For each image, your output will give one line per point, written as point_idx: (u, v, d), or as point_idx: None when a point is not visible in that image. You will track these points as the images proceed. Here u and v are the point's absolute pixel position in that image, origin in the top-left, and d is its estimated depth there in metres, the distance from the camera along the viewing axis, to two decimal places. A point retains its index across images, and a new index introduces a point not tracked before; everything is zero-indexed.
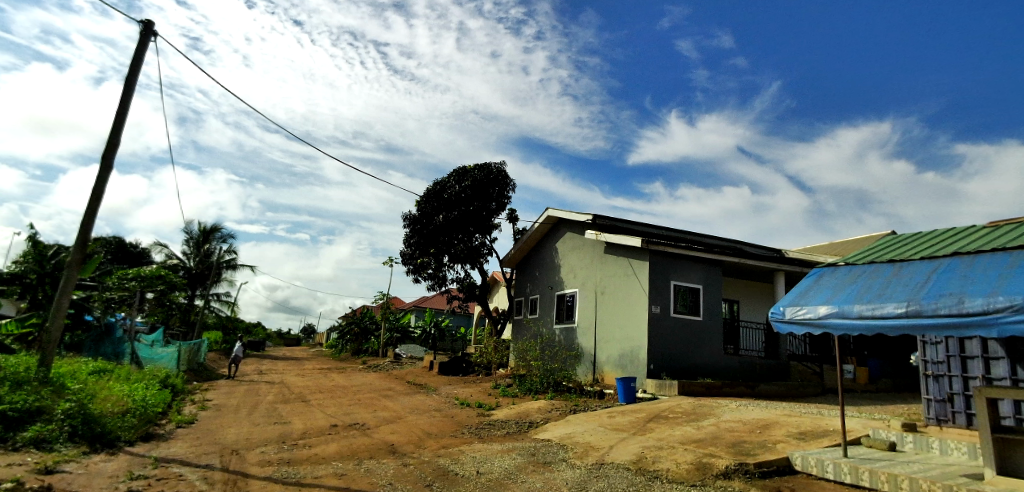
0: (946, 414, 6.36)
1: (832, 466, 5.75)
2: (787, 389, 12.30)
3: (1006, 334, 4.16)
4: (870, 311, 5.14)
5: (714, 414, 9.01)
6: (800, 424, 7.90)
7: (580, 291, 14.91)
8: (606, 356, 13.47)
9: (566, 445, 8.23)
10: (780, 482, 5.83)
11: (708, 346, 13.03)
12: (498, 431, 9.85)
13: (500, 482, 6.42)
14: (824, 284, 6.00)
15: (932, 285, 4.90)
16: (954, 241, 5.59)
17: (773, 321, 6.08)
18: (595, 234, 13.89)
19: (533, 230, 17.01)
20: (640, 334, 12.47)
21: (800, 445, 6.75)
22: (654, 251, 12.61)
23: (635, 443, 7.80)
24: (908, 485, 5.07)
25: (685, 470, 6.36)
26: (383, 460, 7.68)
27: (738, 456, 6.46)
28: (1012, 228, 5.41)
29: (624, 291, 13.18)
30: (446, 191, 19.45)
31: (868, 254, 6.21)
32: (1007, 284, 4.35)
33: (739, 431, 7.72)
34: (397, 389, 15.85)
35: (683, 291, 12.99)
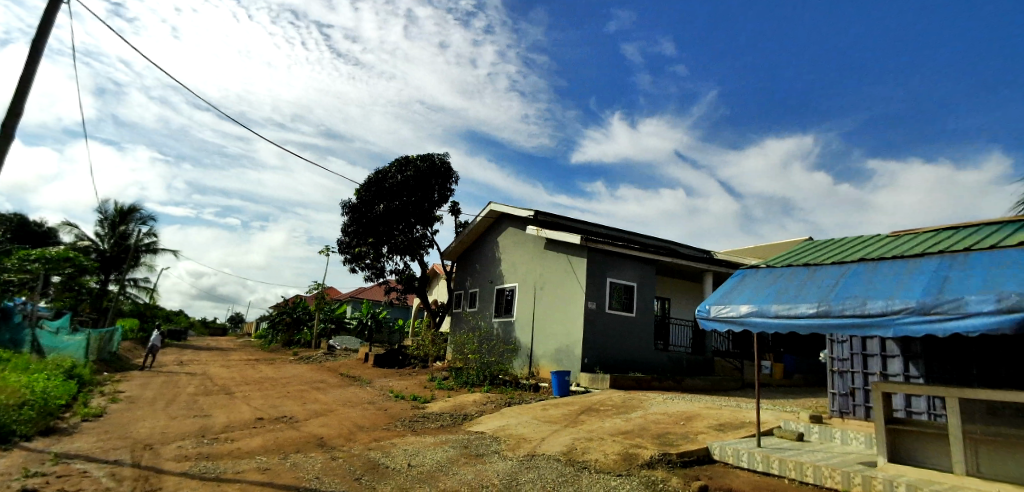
0: (848, 407, 6.91)
1: (746, 455, 6.13)
2: (710, 383, 12.98)
3: (900, 334, 4.58)
4: (785, 310, 5.51)
5: (642, 407, 9.37)
6: (720, 416, 8.37)
7: (519, 286, 15.04)
8: (542, 350, 13.69)
9: (499, 437, 8.31)
10: (699, 471, 6.15)
11: (640, 342, 13.52)
12: (432, 424, 9.80)
13: (431, 475, 6.40)
14: (746, 284, 6.36)
15: (840, 287, 5.32)
16: (861, 249, 6.08)
17: (699, 319, 6.38)
18: (536, 230, 14.04)
19: (475, 224, 16.96)
20: (576, 330, 12.76)
21: (719, 436, 7.15)
22: (592, 248, 12.90)
23: (566, 434, 8.00)
24: (812, 473, 5.49)
25: (612, 460, 6.58)
26: (310, 454, 7.46)
27: (662, 447, 6.76)
28: (911, 238, 5.94)
29: (562, 287, 13.42)
30: (388, 180, 19.06)
31: (787, 258, 6.63)
32: (903, 289, 4.78)
33: (664, 422, 8.08)
34: (329, 381, 15.43)
35: (619, 288, 13.40)
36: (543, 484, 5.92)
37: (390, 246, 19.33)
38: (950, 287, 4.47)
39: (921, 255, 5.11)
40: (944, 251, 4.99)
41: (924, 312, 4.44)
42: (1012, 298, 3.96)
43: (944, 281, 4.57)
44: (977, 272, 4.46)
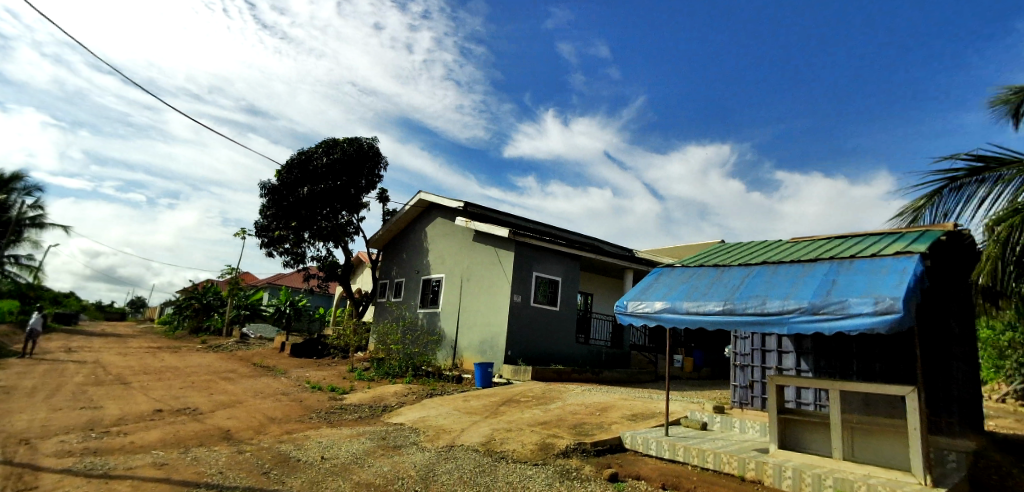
0: (748, 398, 7.43)
1: (655, 444, 6.47)
2: (626, 376, 13.55)
3: (794, 331, 5.00)
4: (695, 307, 5.84)
5: (561, 398, 9.63)
6: (633, 407, 8.76)
7: (446, 277, 14.93)
8: (466, 342, 13.69)
9: (418, 429, 8.25)
10: (611, 459, 6.41)
11: (562, 335, 13.87)
12: (349, 415, 9.55)
13: (345, 467, 6.24)
14: (662, 282, 6.68)
15: (744, 287, 5.71)
16: (764, 253, 6.56)
17: (617, 313, 6.63)
18: (465, 221, 13.98)
19: (403, 212, 16.62)
20: (501, 322, 12.86)
21: (631, 426, 7.48)
22: (519, 242, 13.03)
23: (486, 425, 8.07)
24: (712, 459, 5.88)
25: (530, 450, 6.72)
26: (214, 447, 7.04)
27: (577, 436, 6.99)
28: (807, 244, 6.48)
29: (489, 279, 13.47)
30: (312, 162, 18.23)
31: (700, 258, 7.02)
32: (798, 290, 5.22)
33: (581, 413, 8.35)
34: (240, 371, 14.61)
35: (544, 282, 13.65)
36: (459, 474, 5.94)
37: (313, 231, 18.63)
38: (837, 289, 4.93)
39: (815, 260, 5.58)
40: (834, 257, 5.48)
41: (815, 311, 4.87)
42: (887, 300, 4.43)
43: (832, 284, 5.04)
44: (860, 277, 4.94)
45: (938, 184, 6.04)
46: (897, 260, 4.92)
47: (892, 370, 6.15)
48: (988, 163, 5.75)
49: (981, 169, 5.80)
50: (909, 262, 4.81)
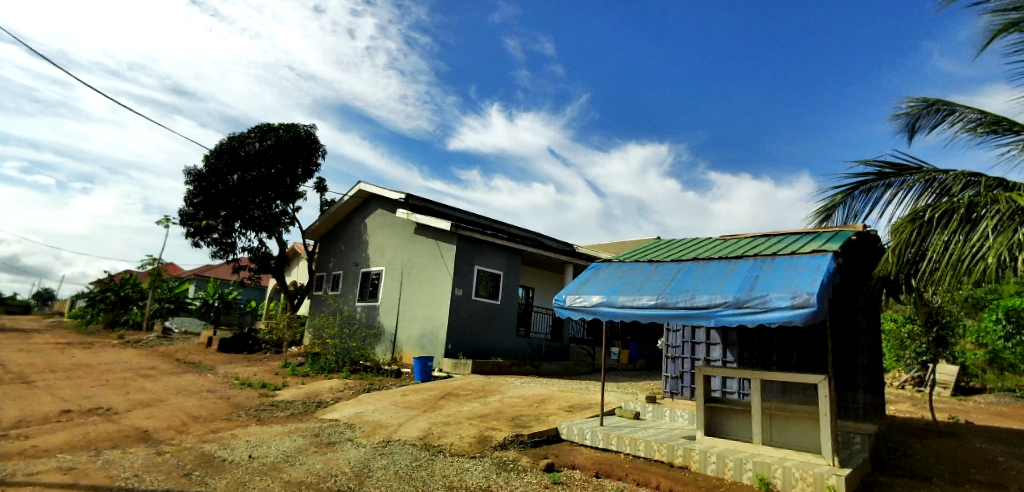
0: (678, 388, 7.76)
1: (590, 433, 6.64)
2: (564, 368, 13.81)
3: (720, 323, 5.26)
4: (630, 301, 6.02)
5: (500, 391, 9.69)
6: (570, 398, 8.95)
7: (386, 270, 14.63)
8: (406, 335, 13.50)
9: (354, 425, 8.06)
10: (547, 450, 6.52)
11: (503, 328, 13.95)
12: (281, 412, 9.20)
13: (275, 466, 6.01)
14: (599, 276, 6.84)
15: (676, 282, 5.95)
16: (695, 249, 6.85)
17: (556, 307, 6.74)
18: (406, 213, 13.74)
19: (342, 203, 16.13)
20: (441, 315, 12.77)
21: (567, 417, 7.65)
22: (461, 235, 12.96)
23: (424, 419, 8.01)
24: (644, 447, 6.11)
25: (468, 443, 6.73)
26: (130, 449, 6.59)
27: (515, 428, 7.06)
28: (734, 242, 6.83)
29: (430, 273, 13.32)
30: (244, 148, 17.33)
31: (635, 254, 7.25)
32: (724, 285, 5.49)
33: (519, 405, 8.44)
34: (162, 368, 13.74)
35: (486, 276, 13.66)
36: (395, 469, 5.86)
37: (244, 220, 17.68)
38: (760, 284, 5.23)
39: (741, 257, 5.89)
40: (758, 254, 5.80)
41: (739, 305, 5.14)
42: (803, 295, 4.75)
43: (755, 280, 5.34)
44: (780, 273, 5.26)
45: (851, 188, 6.52)
46: (813, 258, 5.27)
47: (807, 360, 6.63)
48: (894, 170, 6.26)
49: (887, 174, 6.30)
50: (823, 260, 5.17)
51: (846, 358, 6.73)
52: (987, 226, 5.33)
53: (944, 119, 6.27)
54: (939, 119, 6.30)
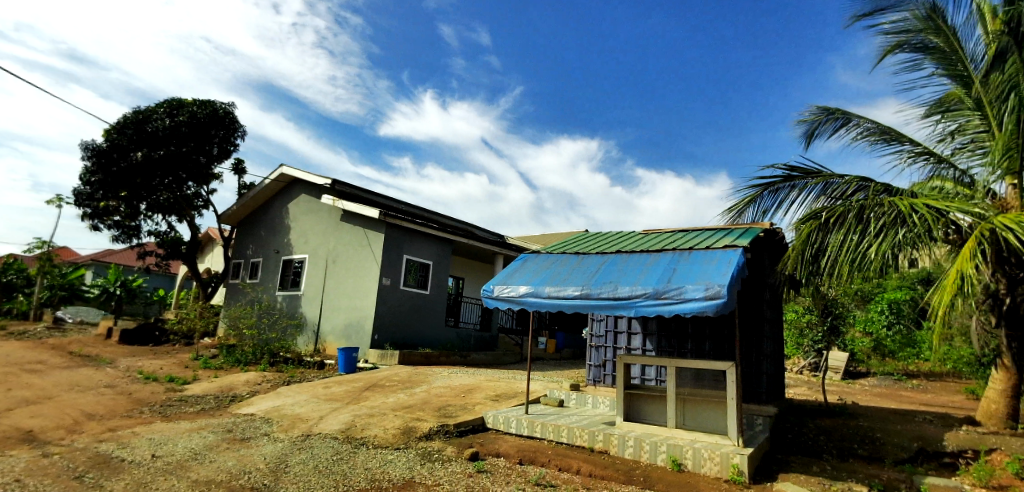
0: (600, 376, 8.03)
1: (515, 422, 6.74)
2: (492, 358, 13.92)
3: (640, 313, 5.49)
4: (556, 292, 6.14)
5: (427, 381, 9.62)
6: (496, 387, 9.04)
7: (310, 258, 14.05)
8: (330, 326, 13.06)
9: (271, 419, 7.72)
10: (472, 439, 6.56)
11: (431, 319, 13.83)
12: (190, 408, 8.63)
13: (181, 465, 5.64)
14: (527, 267, 6.93)
15: (600, 273, 6.14)
16: (619, 242, 7.09)
17: (483, 297, 6.76)
18: (332, 200, 13.24)
19: (262, 187, 15.27)
20: (368, 305, 12.45)
21: (493, 406, 7.72)
22: (390, 223, 12.67)
23: (346, 411, 7.80)
24: (566, 434, 6.28)
25: (392, 434, 6.64)
26: (10, 452, 5.94)
27: (441, 419, 7.04)
28: (655, 236, 7.14)
29: (357, 262, 12.94)
30: (150, 124, 15.87)
31: (562, 246, 7.39)
32: (644, 277, 5.73)
33: (446, 395, 8.42)
34: (51, 362, 12.48)
35: (414, 265, 13.45)
36: (314, 464, 5.68)
37: (149, 202, 16.55)
38: (676, 277, 5.50)
39: (661, 250, 6.17)
40: (676, 248, 6.10)
41: (658, 296, 5.39)
42: (715, 287, 5.05)
43: (673, 272, 5.61)
44: (695, 267, 5.56)
45: (760, 187, 6.98)
46: (726, 253, 5.62)
47: (718, 349, 7.08)
48: (798, 172, 6.77)
49: (792, 176, 6.80)
50: (734, 255, 5.51)
51: (752, 346, 7.26)
52: (874, 226, 5.92)
53: (840, 127, 6.87)
54: (835, 127, 6.89)
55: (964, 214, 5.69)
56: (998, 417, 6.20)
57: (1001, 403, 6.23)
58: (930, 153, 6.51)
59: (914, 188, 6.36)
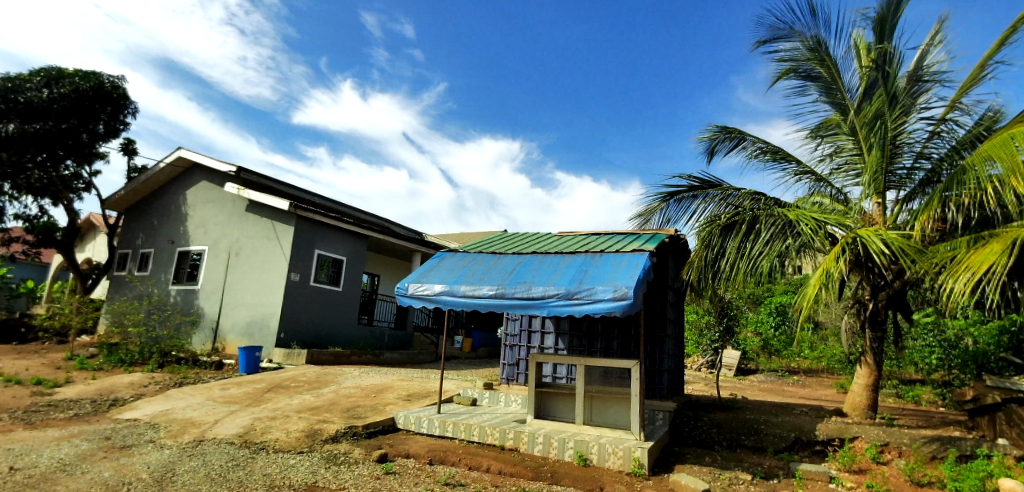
0: (514, 374, 8.14)
1: (426, 421, 6.66)
2: (406, 356, 13.67)
3: (552, 313, 5.63)
4: (471, 290, 6.15)
5: (335, 382, 9.27)
6: (409, 387, 8.90)
7: (209, 250, 13.06)
8: (231, 323, 12.22)
9: (159, 424, 7.09)
10: (381, 440, 6.40)
11: (343, 316, 13.34)
12: (60, 413, 7.72)
13: (45, 478, 5.03)
14: (443, 265, 6.87)
15: (515, 273, 6.22)
16: (535, 244, 7.23)
17: (397, 295, 6.62)
18: (237, 189, 12.39)
19: (157, 171, 13.99)
20: (274, 301, 11.78)
21: (404, 406, 7.60)
22: (301, 216, 12.08)
23: (245, 414, 7.33)
24: (477, 432, 6.31)
25: (295, 437, 6.33)
26: None
27: (349, 420, 6.81)
28: (570, 238, 7.35)
29: (263, 255, 12.20)
30: (21, 95, 13.87)
31: (479, 245, 7.41)
32: (557, 278, 5.89)
33: (355, 396, 8.16)
34: None
35: (326, 261, 12.91)
36: (206, 472, 5.29)
37: (17, 183, 14.58)
38: (587, 278, 5.70)
39: (574, 252, 6.37)
40: (589, 251, 6.32)
41: (569, 296, 5.55)
42: (623, 289, 5.29)
43: (584, 273, 5.81)
44: (605, 269, 5.80)
45: (667, 196, 7.40)
46: (634, 256, 5.90)
47: (625, 348, 7.43)
48: (700, 183, 7.24)
49: (695, 186, 7.27)
50: (641, 258, 5.81)
51: (655, 345, 7.68)
52: (764, 235, 6.48)
53: (738, 144, 7.44)
54: (734, 143, 7.45)
55: (838, 226, 6.37)
56: (861, 407, 6.96)
57: (863, 396, 6.98)
58: (812, 172, 7.22)
59: (798, 203, 7.03)
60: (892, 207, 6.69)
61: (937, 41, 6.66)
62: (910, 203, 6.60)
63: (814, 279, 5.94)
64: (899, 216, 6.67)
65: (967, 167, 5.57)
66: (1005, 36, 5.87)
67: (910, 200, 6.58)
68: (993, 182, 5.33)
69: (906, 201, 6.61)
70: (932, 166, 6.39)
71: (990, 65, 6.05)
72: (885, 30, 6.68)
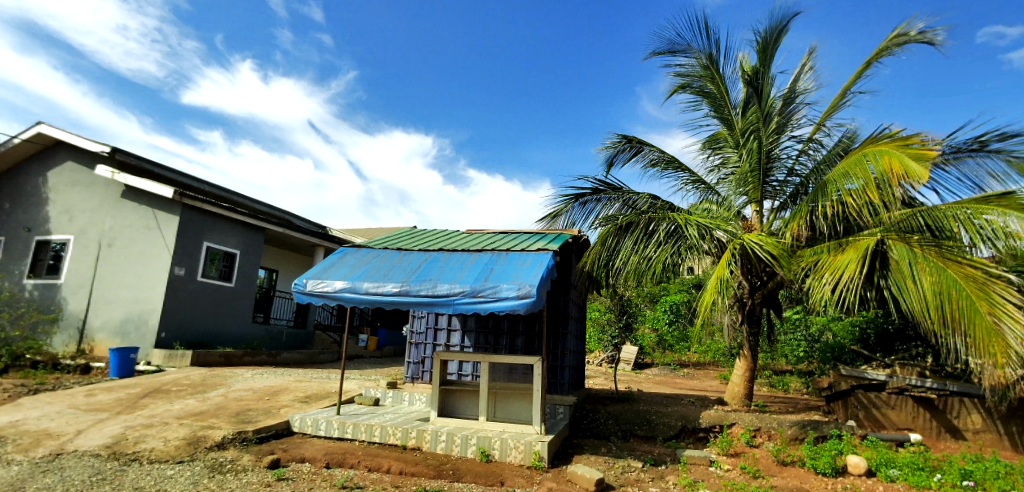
0: (419, 373, 8.03)
1: (324, 424, 6.40)
2: (305, 356, 13.03)
3: (457, 311, 5.64)
4: (374, 287, 5.99)
5: (225, 384, 8.63)
6: (307, 388, 8.49)
7: (75, 239, 11.62)
8: (101, 322, 10.96)
9: (6, 437, 6.21)
10: (274, 445, 6.06)
11: (235, 314, 12.45)
12: None
13: None
14: (345, 261, 6.63)
15: (420, 270, 6.15)
16: (442, 241, 7.19)
17: (294, 292, 6.30)
18: (111, 172, 11.13)
19: (10, 147, 12.21)
20: (154, 297, 10.73)
21: (301, 408, 7.25)
22: (188, 205, 11.11)
23: (115, 423, 6.61)
24: (378, 433, 6.16)
25: (174, 446, 5.81)
26: None
27: (238, 425, 6.37)
28: (478, 236, 7.40)
29: (141, 247, 11.06)
30: None
31: (386, 241, 7.24)
32: (463, 275, 5.90)
33: (246, 399, 7.64)
34: None
35: (217, 254, 11.96)
36: (64, 489, 4.71)
37: None
38: (492, 276, 5.77)
39: (481, 250, 6.42)
40: (495, 250, 6.41)
41: (474, 294, 5.59)
42: (526, 287, 5.41)
43: (490, 272, 5.87)
44: (510, 267, 5.90)
45: (571, 198, 7.66)
46: (538, 255, 6.07)
47: (529, 344, 7.61)
48: (604, 187, 7.56)
49: (598, 190, 7.58)
50: (545, 257, 5.98)
51: (557, 341, 7.93)
52: (658, 237, 6.91)
53: (636, 152, 7.86)
54: (633, 152, 7.85)
55: (722, 231, 6.87)
56: (739, 397, 7.61)
57: (741, 386, 7.63)
58: (701, 181, 7.81)
59: (689, 209, 7.56)
60: (768, 215, 7.40)
61: (807, 68, 7.46)
62: (782, 212, 7.34)
63: (710, 285, 6.32)
64: (774, 223, 7.39)
65: (830, 181, 6.29)
66: (861, 70, 6.74)
67: (782, 209, 7.32)
68: (849, 195, 6.07)
69: (779, 210, 7.35)
70: (801, 180, 7.15)
71: (849, 94, 6.89)
72: (766, 55, 7.36)
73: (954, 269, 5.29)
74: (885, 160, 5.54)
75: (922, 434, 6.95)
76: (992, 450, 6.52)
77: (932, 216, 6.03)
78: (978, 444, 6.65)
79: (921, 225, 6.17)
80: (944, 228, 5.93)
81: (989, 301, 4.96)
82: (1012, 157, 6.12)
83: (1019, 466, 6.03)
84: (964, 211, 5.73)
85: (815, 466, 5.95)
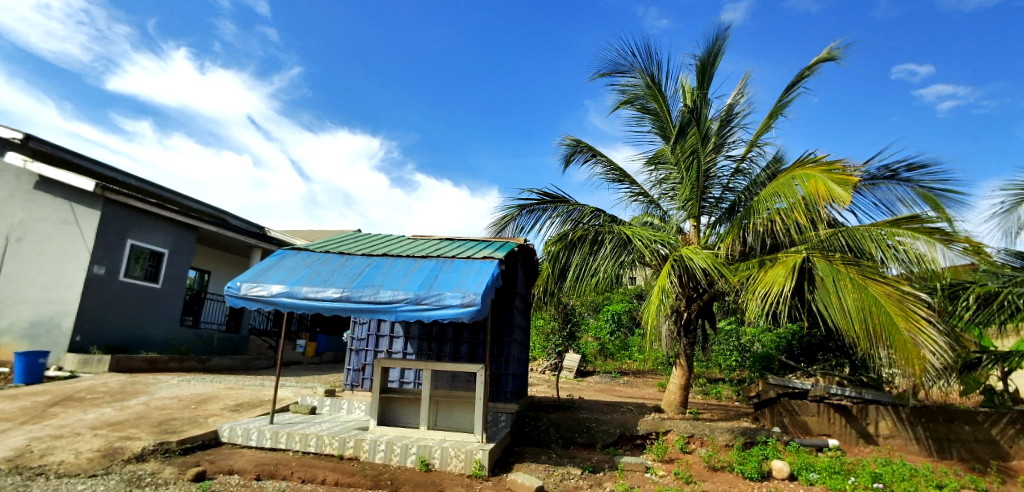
0: (359, 380, 7.79)
1: (255, 433, 6.12)
2: (238, 362, 12.44)
3: (399, 319, 5.55)
4: (313, 292, 5.80)
5: (147, 392, 8.09)
6: (237, 397, 8.07)
7: None
8: (4, 324, 9.87)
9: None
10: (200, 457, 5.73)
11: (161, 318, 11.71)
12: None
13: None
14: (283, 264, 6.40)
15: (363, 276, 6.02)
16: (386, 246, 7.06)
17: (226, 295, 6.00)
18: (25, 161, 10.26)
19: None
20: (70, 299, 9.95)
21: (231, 417, 6.91)
22: (111, 200, 10.42)
23: (19, 434, 6.06)
24: (314, 442, 5.95)
25: (86, 459, 5.38)
26: None
27: (160, 435, 5.99)
28: (422, 242, 7.35)
29: (55, 243, 10.21)
30: None
31: (327, 244, 7.05)
32: (406, 282, 5.83)
33: (171, 408, 7.20)
34: None
35: (143, 253, 11.24)
36: None
37: None
38: (436, 283, 5.74)
39: (425, 257, 6.39)
40: (440, 256, 6.39)
41: (417, 302, 5.52)
42: (471, 295, 5.42)
43: (434, 279, 5.84)
44: (455, 275, 5.90)
45: (519, 206, 7.72)
46: (483, 263, 6.10)
47: (473, 352, 7.61)
48: (552, 197, 7.68)
49: (546, 200, 7.68)
50: (490, 265, 6.02)
51: (501, 349, 7.91)
52: (606, 250, 7.12)
53: (588, 159, 8.04)
54: (585, 158, 8.04)
55: (663, 243, 7.09)
56: (675, 404, 7.86)
57: (677, 393, 7.89)
58: (644, 194, 8.08)
59: (632, 222, 7.77)
60: (704, 230, 7.74)
61: (742, 93, 7.88)
62: (718, 227, 7.69)
63: (652, 295, 6.53)
64: (710, 237, 7.73)
65: (760, 200, 6.65)
66: (786, 95, 7.20)
67: (718, 224, 7.67)
68: (779, 213, 6.42)
69: (715, 225, 7.69)
70: (734, 198, 7.54)
71: (776, 117, 7.33)
72: (705, 79, 7.72)
73: (873, 287, 5.74)
74: (811, 183, 5.92)
75: (839, 439, 7.39)
76: (899, 453, 7.06)
77: (852, 236, 6.45)
78: (888, 448, 7.16)
79: (842, 245, 6.60)
80: (862, 247, 6.35)
81: (905, 317, 5.44)
82: (918, 185, 6.70)
83: (922, 468, 6.56)
84: (879, 232, 6.17)
85: (743, 471, 6.25)
